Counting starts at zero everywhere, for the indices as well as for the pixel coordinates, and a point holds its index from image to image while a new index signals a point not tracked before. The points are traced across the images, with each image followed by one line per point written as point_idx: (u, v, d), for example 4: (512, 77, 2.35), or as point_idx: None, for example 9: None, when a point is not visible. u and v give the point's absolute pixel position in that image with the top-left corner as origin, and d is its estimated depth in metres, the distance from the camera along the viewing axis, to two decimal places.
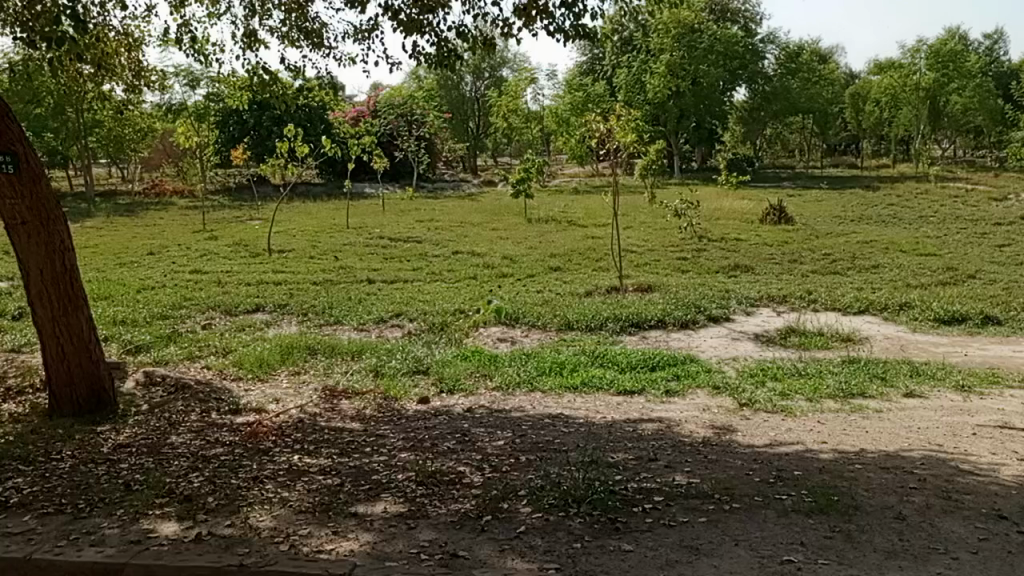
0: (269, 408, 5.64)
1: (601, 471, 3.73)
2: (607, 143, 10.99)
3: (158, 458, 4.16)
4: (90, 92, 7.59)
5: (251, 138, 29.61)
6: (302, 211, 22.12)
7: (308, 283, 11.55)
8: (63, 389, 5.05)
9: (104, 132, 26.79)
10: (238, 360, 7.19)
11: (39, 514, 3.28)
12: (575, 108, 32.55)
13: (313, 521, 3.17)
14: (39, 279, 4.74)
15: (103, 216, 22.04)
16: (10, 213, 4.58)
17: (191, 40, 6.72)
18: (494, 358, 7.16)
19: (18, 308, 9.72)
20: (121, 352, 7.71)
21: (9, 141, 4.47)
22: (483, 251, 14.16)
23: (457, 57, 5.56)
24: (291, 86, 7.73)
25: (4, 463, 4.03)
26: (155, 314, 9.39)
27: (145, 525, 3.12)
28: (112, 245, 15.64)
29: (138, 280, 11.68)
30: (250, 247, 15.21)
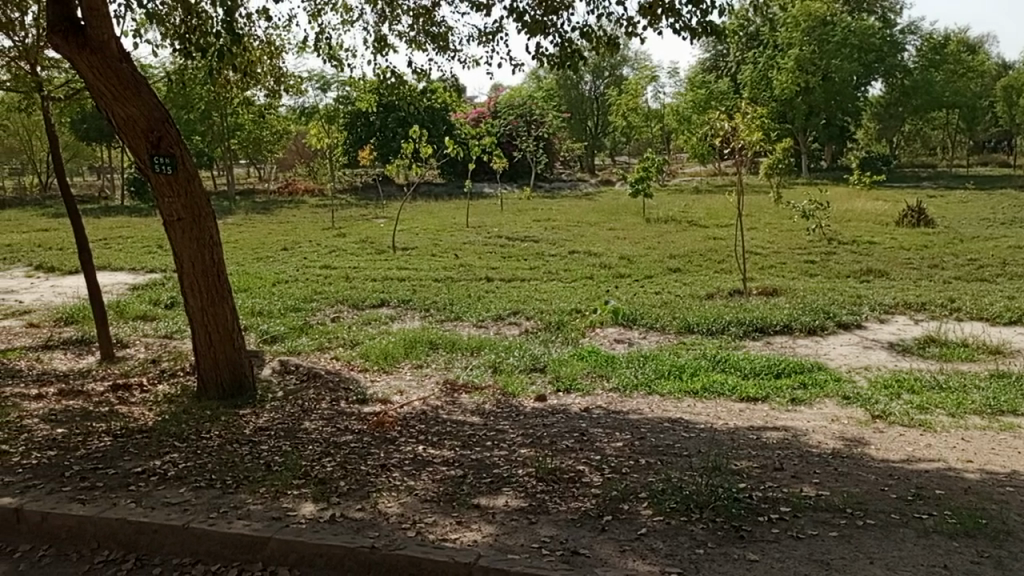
0: (393, 399, 5.86)
1: (724, 478, 3.64)
2: (731, 142, 10.69)
3: (294, 441, 4.42)
4: (236, 98, 8.15)
5: (377, 138, 30.77)
6: (424, 210, 22.76)
7: (430, 279, 11.91)
8: (210, 373, 5.45)
9: (245, 134, 28.71)
10: (365, 352, 7.52)
11: (193, 487, 3.56)
12: (697, 106, 31.82)
13: (438, 510, 3.28)
14: (190, 271, 5.13)
15: (244, 213, 23.58)
16: (168, 210, 5.00)
17: (326, 46, 7.11)
18: (611, 358, 7.15)
19: (170, 298, 10.58)
20: (259, 342, 8.21)
21: (170, 144, 4.91)
22: (600, 251, 14.11)
23: (580, 58, 5.58)
24: (416, 87, 8.01)
25: (162, 439, 4.40)
26: (288, 306, 9.95)
27: (286, 503, 3.33)
28: (251, 241, 16.71)
29: (273, 275, 12.38)
30: (374, 244, 15.85)
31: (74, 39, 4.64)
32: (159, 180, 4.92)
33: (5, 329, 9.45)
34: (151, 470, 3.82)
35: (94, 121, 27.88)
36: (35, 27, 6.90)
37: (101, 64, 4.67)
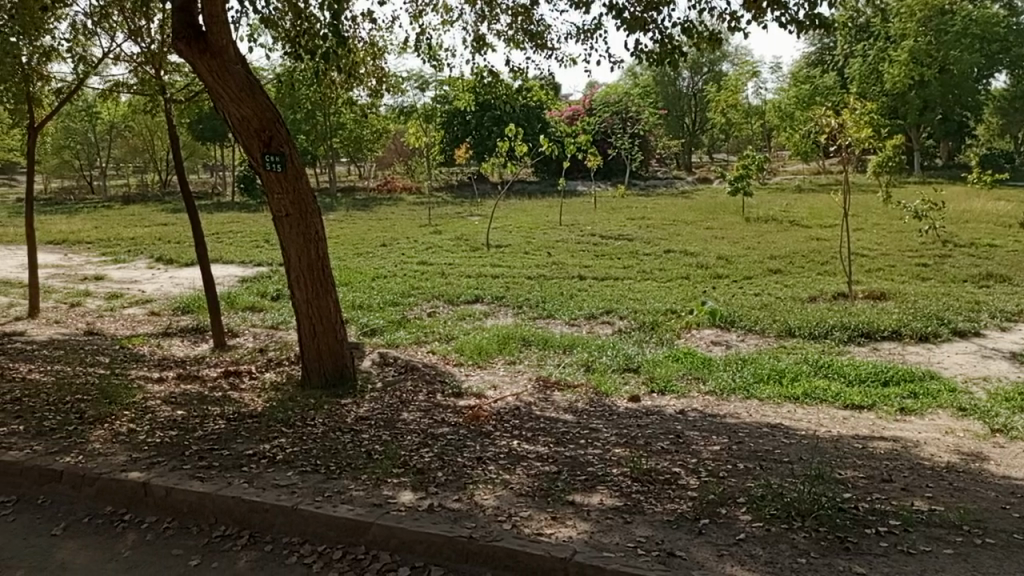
0: (487, 394, 5.94)
1: (828, 487, 3.52)
2: (838, 139, 10.26)
3: (393, 431, 4.56)
4: (340, 98, 8.45)
5: (473, 137, 31.19)
6: (518, 208, 22.92)
7: (523, 277, 11.99)
8: (314, 363, 5.67)
9: (347, 133, 29.70)
10: (460, 347, 7.66)
11: (300, 471, 3.72)
12: (801, 102, 30.68)
13: (533, 505, 3.31)
14: (297, 265, 5.37)
15: (344, 210, 24.40)
16: (278, 206, 5.24)
17: (426, 46, 7.27)
18: (707, 361, 7.00)
19: (276, 290, 11.08)
20: (359, 334, 8.49)
21: (280, 143, 5.14)
22: (696, 250, 13.84)
23: (680, 54, 5.50)
24: (512, 85, 8.07)
25: (270, 424, 4.62)
26: (386, 300, 10.24)
27: (387, 491, 3.44)
28: (351, 237, 17.28)
29: (372, 269, 12.77)
30: (469, 241, 16.09)
31: (196, 45, 4.92)
32: (270, 177, 5.16)
33: (129, 316, 10.14)
34: (261, 453, 4.02)
35: (209, 121, 29.49)
36: (160, 33, 7.37)
37: (219, 68, 4.94)
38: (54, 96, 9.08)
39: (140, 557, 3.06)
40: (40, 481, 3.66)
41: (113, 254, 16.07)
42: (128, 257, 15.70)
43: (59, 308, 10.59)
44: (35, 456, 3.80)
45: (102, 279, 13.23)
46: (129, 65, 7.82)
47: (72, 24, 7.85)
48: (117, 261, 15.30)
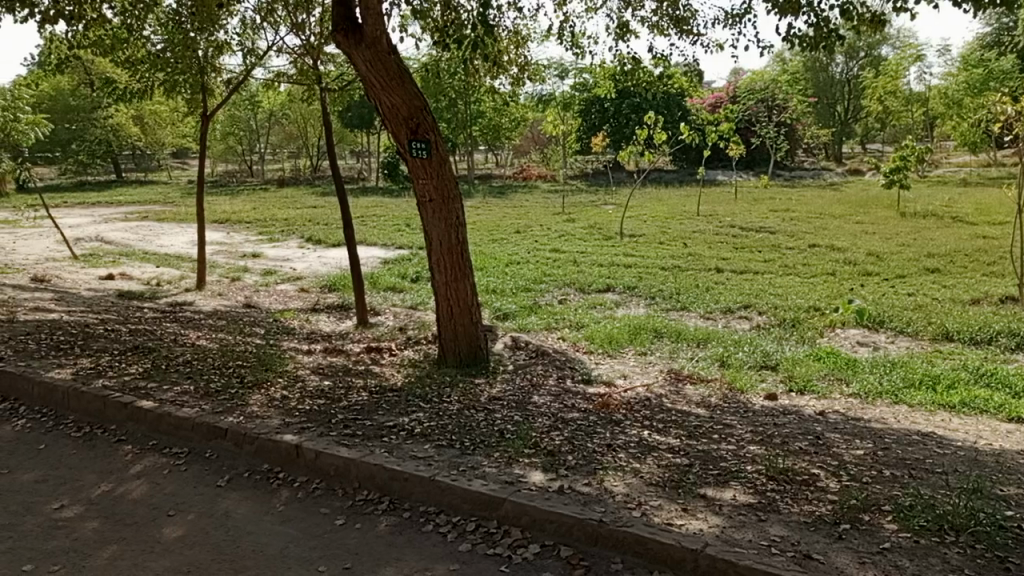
0: (617, 383, 5.93)
1: (988, 502, 3.26)
2: (1013, 127, 9.35)
3: (524, 413, 4.65)
4: (483, 86, 8.65)
5: (611, 125, 30.93)
6: (654, 197, 22.53)
7: (658, 267, 11.81)
8: (450, 343, 5.87)
9: (486, 121, 30.30)
10: (591, 335, 7.67)
11: (436, 445, 3.88)
12: (971, 88, 28.17)
13: (663, 495, 3.29)
14: (438, 248, 5.57)
15: (481, 197, 24.93)
16: (422, 191, 5.44)
17: (569, 34, 7.29)
18: (852, 362, 6.64)
19: (415, 272, 11.51)
20: (492, 318, 8.68)
21: (426, 130, 5.33)
22: (844, 245, 13.10)
23: (837, 38, 5.20)
24: (654, 72, 7.93)
25: (409, 399, 4.84)
26: (519, 286, 10.39)
27: (519, 470, 3.52)
28: (488, 223, 17.66)
29: (506, 255, 12.98)
30: (603, 229, 16.02)
31: (353, 36, 5.18)
32: (415, 163, 5.37)
33: (282, 292, 10.87)
34: (401, 425, 4.22)
35: (357, 109, 30.93)
36: (319, 26, 7.80)
37: (374, 58, 5.18)
38: (225, 86, 9.85)
39: (293, 512, 3.31)
40: (207, 436, 4.03)
41: (269, 234, 17.25)
42: (282, 237, 16.79)
43: (222, 282, 11.51)
44: (203, 414, 4.18)
45: (259, 257, 14.23)
46: (290, 56, 8.38)
47: (241, 19, 8.48)
48: (272, 240, 16.42)
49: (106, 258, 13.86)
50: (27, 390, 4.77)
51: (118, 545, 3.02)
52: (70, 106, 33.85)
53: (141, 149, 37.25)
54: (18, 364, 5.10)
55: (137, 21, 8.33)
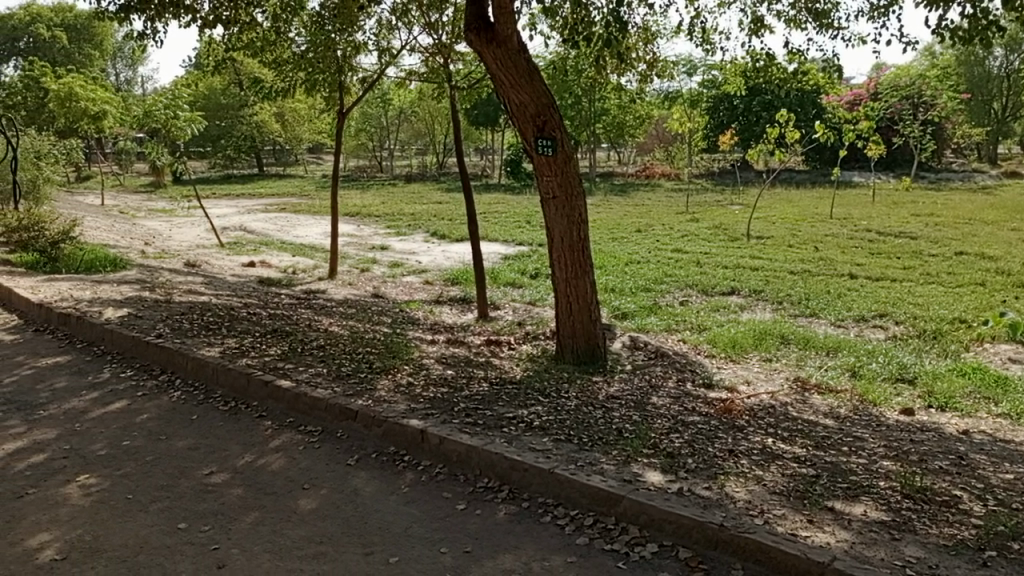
0: (740, 389, 5.77)
1: None
2: None
3: (643, 413, 4.61)
4: (609, 84, 8.62)
5: (740, 123, 29.98)
6: (784, 198, 21.63)
7: (785, 271, 11.37)
8: (568, 340, 5.89)
9: (610, 119, 30.14)
10: (712, 339, 7.49)
11: (554, 438, 3.92)
12: None
13: (787, 504, 3.19)
14: (559, 246, 5.61)
15: (602, 194, 24.83)
16: (546, 188, 5.50)
17: (700, 30, 7.14)
18: (1002, 380, 6.14)
19: (535, 268, 11.63)
20: (611, 317, 8.65)
21: (552, 127, 5.37)
22: (996, 254, 12.12)
23: (996, 29, 4.82)
24: (788, 68, 7.63)
25: (528, 392, 4.91)
26: (639, 286, 10.28)
27: (637, 469, 3.51)
28: (609, 221, 17.57)
29: (626, 254, 12.88)
30: (728, 230, 15.58)
31: (485, 35, 5.30)
32: (540, 160, 5.43)
33: (407, 283, 11.26)
34: (520, 417, 4.29)
35: (483, 107, 31.51)
36: (451, 24, 8.00)
37: (504, 56, 5.27)
38: (359, 85, 10.26)
39: (417, 494, 3.45)
40: (339, 416, 4.25)
41: (396, 227, 17.90)
42: (408, 230, 17.37)
43: (352, 273, 12.05)
44: (336, 395, 4.42)
45: (386, 249, 14.78)
46: (422, 54, 8.66)
47: (378, 20, 8.84)
48: (399, 233, 17.01)
49: (249, 247, 14.82)
50: (182, 365, 5.20)
51: (259, 513, 3.25)
52: (220, 104, 36.41)
53: (282, 144, 39.53)
54: (175, 341, 5.57)
55: (284, 23, 8.85)
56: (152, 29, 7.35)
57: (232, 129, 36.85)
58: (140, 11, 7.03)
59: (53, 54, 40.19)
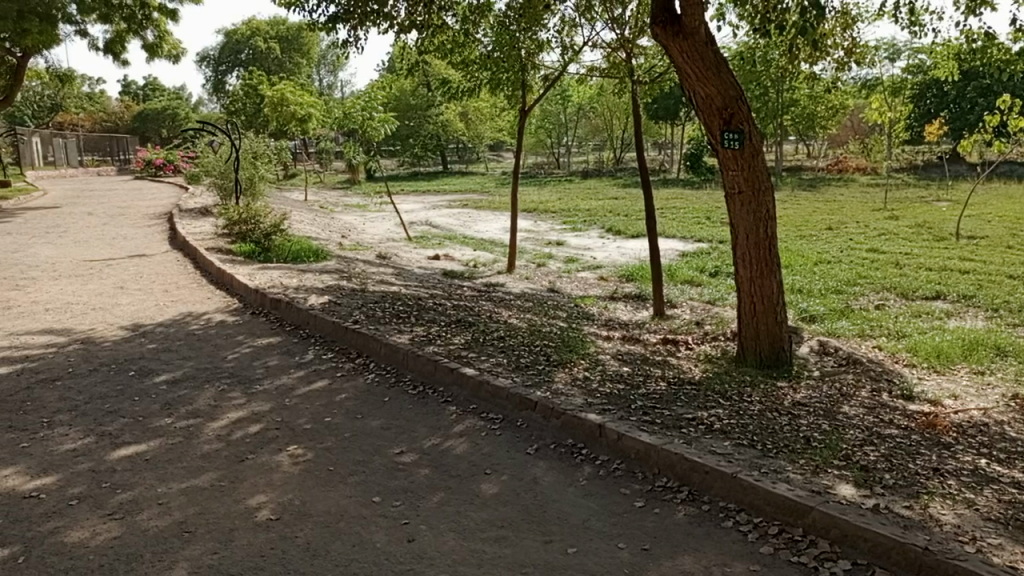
0: (945, 403, 5.26)
1: None
2: None
3: (833, 423, 4.34)
4: (801, 73, 8.17)
5: (951, 112, 27.27)
6: (1003, 194, 19.38)
7: (1003, 275, 10.21)
8: (750, 341, 5.64)
9: (799, 110, 28.59)
10: (913, 347, 6.89)
11: (735, 443, 3.79)
12: None
13: (1005, 533, 2.88)
14: (744, 243, 5.41)
15: (789, 190, 23.57)
16: (732, 183, 5.31)
17: (907, 12, 6.58)
18: None
19: (714, 266, 11.28)
20: (797, 319, 8.20)
21: (740, 120, 5.18)
22: None
23: None
24: (1012, 49, 6.83)
25: (708, 394, 4.77)
26: (829, 287, 9.66)
27: (827, 481, 3.31)
28: (796, 218, 16.64)
29: (816, 253, 12.13)
30: (933, 229, 14.23)
31: (672, 28, 5.20)
32: (726, 155, 5.26)
33: (582, 279, 11.33)
34: (699, 419, 4.18)
35: (663, 101, 30.97)
36: (634, 19, 7.92)
37: (691, 48, 5.14)
38: (541, 83, 10.44)
39: (594, 488, 3.48)
40: (519, 406, 4.38)
41: (572, 223, 18.04)
42: (584, 226, 17.45)
43: (528, 267, 12.32)
44: (516, 385, 4.56)
45: (562, 245, 14.96)
46: (604, 50, 8.67)
47: (562, 17, 8.95)
48: (574, 229, 17.17)
49: (433, 241, 15.60)
50: (376, 349, 5.58)
51: (446, 493, 3.43)
52: (410, 105, 38.53)
53: (465, 143, 41.14)
54: (369, 327, 6.00)
55: (472, 25, 9.20)
56: (355, 36, 7.88)
57: (420, 128, 38.88)
58: (345, 20, 7.58)
59: (268, 64, 44.54)
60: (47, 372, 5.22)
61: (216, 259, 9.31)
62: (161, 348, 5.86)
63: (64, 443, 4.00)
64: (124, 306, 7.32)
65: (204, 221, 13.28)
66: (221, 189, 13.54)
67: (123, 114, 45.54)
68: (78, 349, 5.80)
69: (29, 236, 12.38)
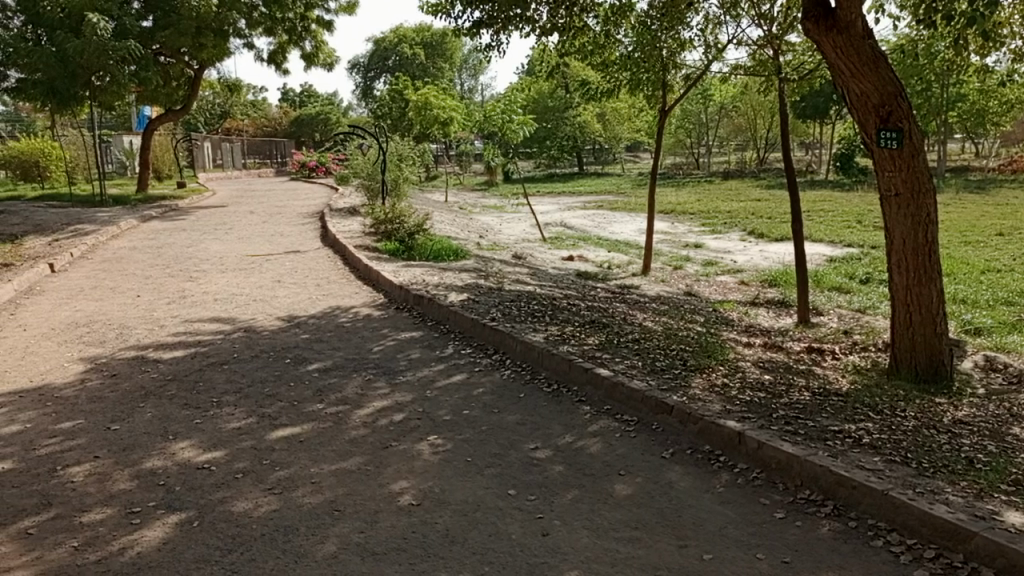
0: None
1: None
2: None
3: (1001, 445, 3.99)
4: (972, 65, 7.54)
5: None
6: None
7: None
8: (905, 354, 5.27)
9: (966, 105, 26.42)
10: None
11: (887, 459, 3.57)
12: None
13: None
14: (900, 248, 5.08)
15: (952, 192, 21.80)
16: (888, 185, 5.01)
17: None
18: None
19: (865, 272, 10.65)
20: (959, 332, 7.60)
21: (899, 118, 4.87)
22: None
23: None
24: None
25: (856, 406, 4.52)
26: (998, 298, 8.87)
27: (993, 506, 3.06)
28: (961, 222, 15.37)
29: (983, 261, 11.17)
30: None
31: (825, 23, 4.97)
32: (882, 155, 4.96)
33: (721, 283, 11.03)
34: (846, 432, 3.97)
35: (812, 99, 29.52)
36: (783, 14, 7.62)
37: (845, 43, 4.89)
38: (682, 82, 10.24)
39: (732, 496, 3.39)
40: (654, 409, 4.34)
41: (712, 225, 17.57)
42: (724, 229, 16.95)
43: (665, 269, 12.14)
44: (651, 389, 4.52)
45: (701, 247, 14.61)
46: (749, 47, 8.40)
47: (706, 15, 8.75)
48: (714, 231, 16.71)
49: (569, 242, 15.69)
50: (513, 347, 5.71)
51: (579, 491, 3.46)
52: (548, 107, 38.90)
53: (602, 144, 41.01)
54: (506, 325, 6.14)
55: (613, 26, 9.19)
56: (498, 40, 8.06)
57: (557, 130, 39.21)
58: (488, 25, 7.79)
59: (414, 69, 46.40)
60: (216, 357, 5.71)
61: (364, 256, 9.81)
62: (314, 338, 6.27)
63: (230, 422, 4.38)
64: (282, 298, 7.87)
65: (353, 220, 14.03)
66: (369, 190, 14.25)
67: (282, 119, 48.79)
68: (242, 336, 6.31)
69: (200, 233, 13.56)
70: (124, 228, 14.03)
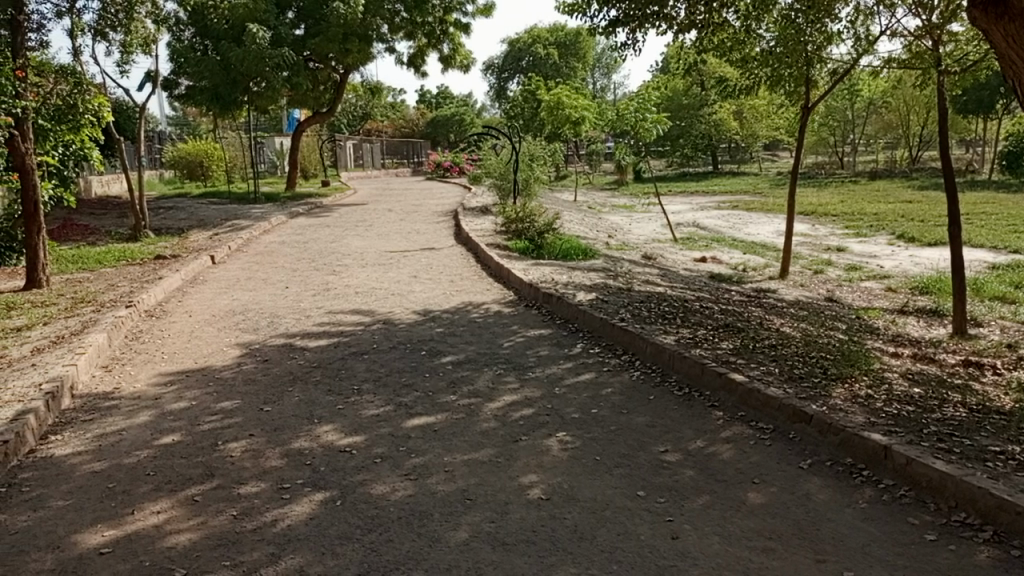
0: None
1: None
2: None
3: None
4: None
5: None
6: None
7: None
8: None
9: None
10: None
11: None
12: None
13: None
14: None
15: None
16: None
17: None
18: None
19: None
20: None
21: None
22: None
23: None
24: None
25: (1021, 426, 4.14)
26: None
27: None
28: None
29: None
30: None
31: (995, 10, 4.54)
32: None
33: (866, 288, 10.43)
34: (1008, 452, 3.66)
35: (975, 92, 27.25)
36: (944, 2, 7.07)
37: (1018, 32, 4.46)
38: (828, 77, 9.76)
39: (875, 513, 3.22)
40: (792, 418, 4.18)
41: (857, 228, 16.63)
42: (871, 232, 15.99)
43: (804, 273, 11.62)
44: (788, 397, 4.35)
45: (844, 251, 13.88)
46: (904, 38, 7.89)
47: (856, 6, 8.30)
48: (858, 234, 15.80)
49: (702, 242, 15.34)
50: (643, 348, 5.66)
51: (711, 496, 3.39)
52: (683, 105, 38.11)
53: (738, 142, 39.73)
54: (636, 326, 6.09)
55: (755, 20, 8.90)
56: (634, 38, 7.99)
57: (691, 128, 38.34)
58: (625, 24, 7.75)
59: (547, 69, 46.81)
60: (356, 347, 6.02)
61: (495, 254, 10.02)
62: (448, 332, 6.47)
63: (369, 409, 4.61)
64: (417, 293, 8.18)
65: (486, 219, 14.35)
66: (501, 189, 14.51)
67: (419, 120, 50.55)
68: (381, 328, 6.61)
69: (342, 229, 14.29)
70: (275, 224, 15.05)
